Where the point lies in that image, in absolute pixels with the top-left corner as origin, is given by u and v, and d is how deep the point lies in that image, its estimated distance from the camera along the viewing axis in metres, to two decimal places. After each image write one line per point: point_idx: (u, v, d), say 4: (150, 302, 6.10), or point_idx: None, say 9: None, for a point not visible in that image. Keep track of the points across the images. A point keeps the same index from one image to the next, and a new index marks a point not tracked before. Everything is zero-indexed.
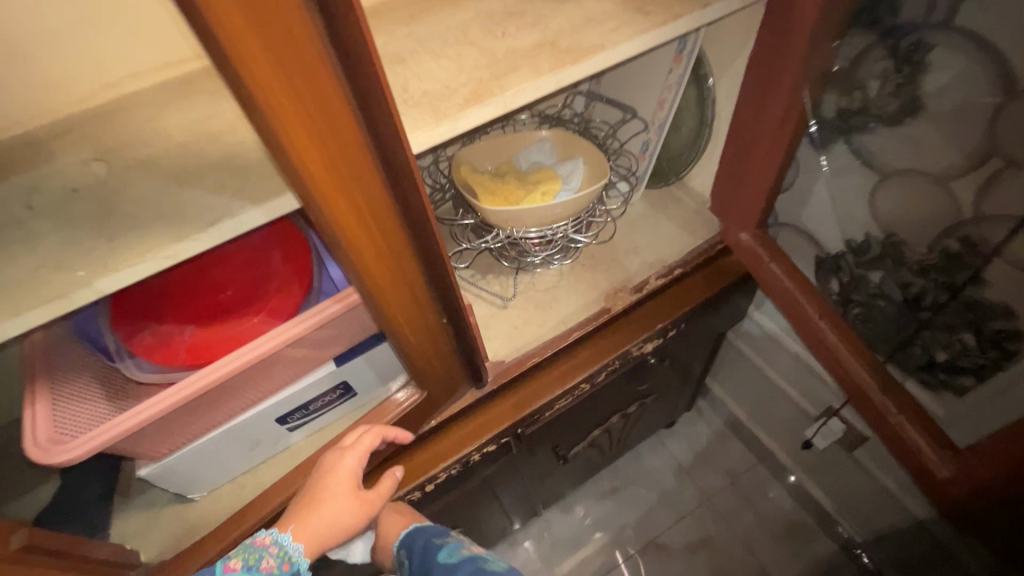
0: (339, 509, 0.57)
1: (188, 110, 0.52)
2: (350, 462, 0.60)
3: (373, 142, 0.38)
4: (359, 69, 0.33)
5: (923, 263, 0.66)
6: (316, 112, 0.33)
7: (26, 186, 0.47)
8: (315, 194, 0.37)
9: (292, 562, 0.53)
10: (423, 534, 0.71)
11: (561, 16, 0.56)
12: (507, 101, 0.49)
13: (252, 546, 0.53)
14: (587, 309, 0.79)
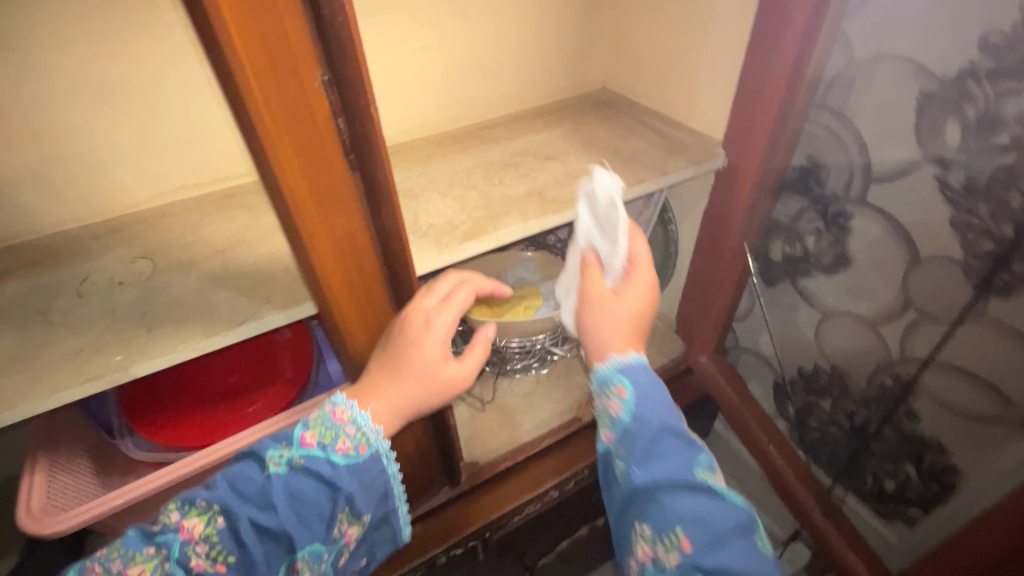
0: (423, 383, 0.52)
1: (229, 221, 0.62)
2: (444, 326, 0.52)
3: (386, 267, 0.46)
4: (383, 218, 0.42)
5: (865, 394, 0.74)
6: (347, 242, 0.42)
7: (80, 275, 0.55)
8: (333, 307, 0.46)
9: (370, 443, 0.50)
10: (639, 377, 0.50)
11: (549, 171, 0.69)
12: (500, 237, 0.59)
13: (329, 421, 0.50)
14: (560, 417, 0.85)
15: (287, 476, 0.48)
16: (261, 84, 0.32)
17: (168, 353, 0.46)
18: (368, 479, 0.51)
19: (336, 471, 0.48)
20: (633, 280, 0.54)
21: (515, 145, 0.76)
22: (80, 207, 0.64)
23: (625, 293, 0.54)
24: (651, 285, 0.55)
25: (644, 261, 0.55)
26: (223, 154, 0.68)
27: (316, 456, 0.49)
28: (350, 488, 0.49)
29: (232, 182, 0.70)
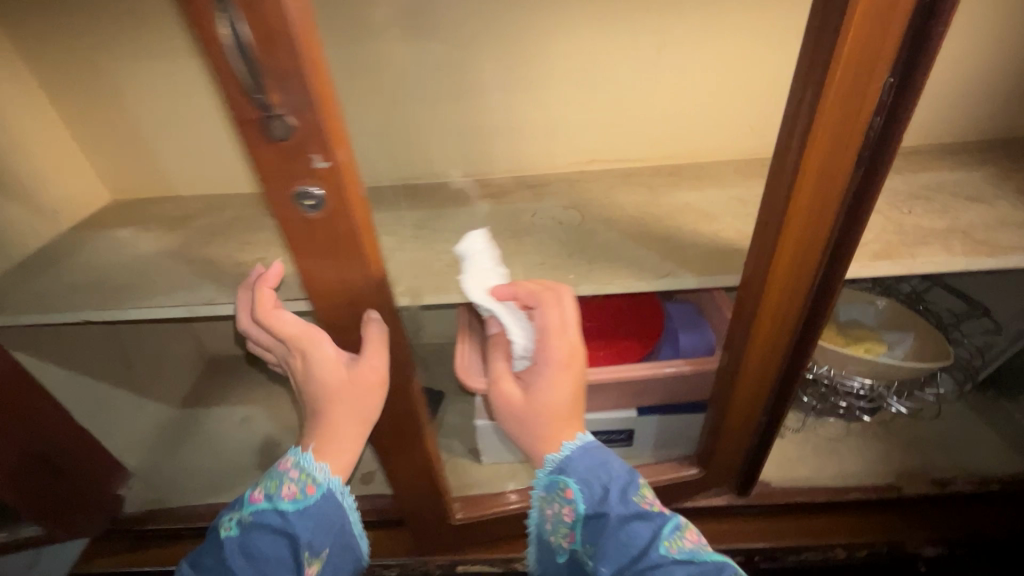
0: (335, 404, 0.47)
1: (634, 194, 0.73)
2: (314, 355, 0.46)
3: (825, 262, 0.51)
4: (856, 205, 0.47)
5: None
6: (812, 220, 0.47)
7: (529, 210, 0.72)
8: (764, 286, 0.52)
9: (316, 483, 0.48)
10: (573, 470, 0.48)
11: (974, 212, 0.62)
12: (916, 265, 0.55)
13: (275, 472, 0.49)
14: (873, 477, 0.76)
15: (241, 536, 0.45)
16: (851, 66, 0.37)
17: (606, 282, 0.58)
18: (327, 521, 0.48)
19: (286, 519, 0.46)
20: (538, 368, 0.48)
21: (923, 178, 0.69)
22: (519, 163, 0.81)
23: (533, 387, 0.49)
24: (565, 366, 0.48)
25: (557, 333, 0.48)
26: (628, 140, 0.79)
27: (264, 508, 0.46)
28: (307, 536, 0.46)
29: (629, 165, 0.81)
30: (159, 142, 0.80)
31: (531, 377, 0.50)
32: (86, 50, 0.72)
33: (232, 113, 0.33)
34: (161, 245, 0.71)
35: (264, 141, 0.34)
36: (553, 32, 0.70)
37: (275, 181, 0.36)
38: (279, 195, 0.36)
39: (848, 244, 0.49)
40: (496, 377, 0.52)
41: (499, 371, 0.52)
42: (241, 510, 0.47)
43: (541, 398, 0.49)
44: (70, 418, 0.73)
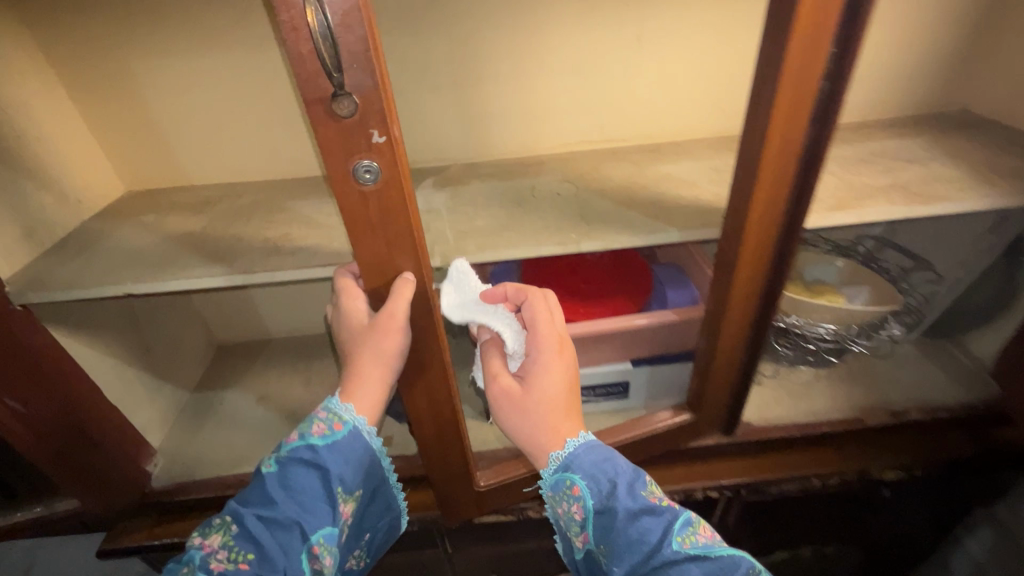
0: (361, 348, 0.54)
1: (621, 168, 0.81)
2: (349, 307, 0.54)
3: (791, 207, 0.59)
4: (813, 156, 0.55)
5: None
6: (778, 178, 0.56)
7: (529, 185, 0.80)
8: (740, 230, 0.60)
9: (343, 421, 0.55)
10: (582, 471, 0.54)
11: (911, 171, 0.72)
12: (865, 214, 0.65)
13: (307, 416, 0.56)
14: (840, 412, 0.85)
15: (279, 471, 0.53)
16: (805, 38, 0.46)
17: (604, 239, 0.65)
18: (353, 453, 0.55)
19: (317, 453, 0.53)
20: (533, 352, 0.57)
21: (868, 147, 0.80)
22: (514, 147, 0.88)
23: (529, 372, 0.57)
24: (557, 351, 0.57)
25: (546, 321, 0.59)
26: (613, 121, 0.87)
27: (296, 445, 0.54)
28: (337, 466, 0.54)
29: (614, 146, 0.90)
30: (174, 134, 0.84)
31: (525, 369, 0.58)
32: (107, 47, 0.76)
33: (303, 94, 0.37)
34: (186, 227, 0.76)
35: (330, 117, 0.38)
36: (543, 23, 0.78)
37: (336, 156, 0.40)
38: (340, 170, 0.40)
39: (810, 189, 0.57)
40: (496, 374, 0.60)
41: (497, 367, 0.60)
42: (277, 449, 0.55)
43: (537, 384, 0.56)
44: (101, 396, 0.77)
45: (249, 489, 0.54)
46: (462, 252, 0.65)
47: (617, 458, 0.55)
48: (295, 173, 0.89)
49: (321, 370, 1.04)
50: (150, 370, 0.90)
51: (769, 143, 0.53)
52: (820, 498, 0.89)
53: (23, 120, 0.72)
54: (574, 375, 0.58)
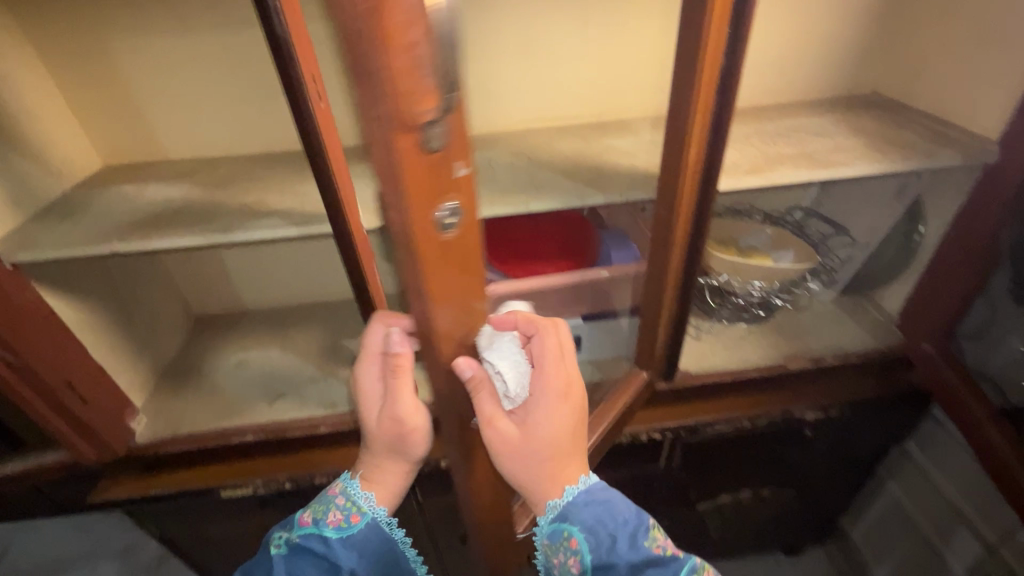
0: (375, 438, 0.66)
1: (570, 142, 0.90)
2: (369, 378, 0.64)
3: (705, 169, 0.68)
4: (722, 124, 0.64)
5: None
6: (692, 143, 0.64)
7: (487, 156, 0.87)
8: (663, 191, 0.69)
9: (359, 513, 0.68)
10: (581, 527, 0.58)
11: (818, 143, 0.83)
12: (775, 177, 0.75)
13: (326, 497, 0.70)
14: (767, 360, 0.96)
15: (290, 555, 0.65)
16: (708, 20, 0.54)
17: (550, 199, 0.74)
18: (365, 545, 0.67)
19: (330, 544, 0.65)
20: (544, 398, 0.56)
21: (786, 123, 0.90)
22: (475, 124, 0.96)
23: (535, 418, 0.56)
24: (563, 397, 0.56)
25: (552, 362, 0.56)
26: (564, 101, 0.96)
27: (311, 531, 0.66)
28: (348, 559, 0.65)
29: (566, 122, 0.98)
30: (153, 110, 0.89)
31: (525, 411, 0.57)
32: (86, 25, 0.81)
33: (393, 123, 0.30)
34: (166, 196, 0.81)
35: (416, 152, 0.33)
36: (497, 8, 0.85)
37: (412, 202, 0.34)
38: (416, 219, 0.35)
39: (717, 154, 0.66)
40: (491, 419, 0.54)
41: (493, 411, 0.54)
42: (293, 532, 0.67)
43: (538, 429, 0.56)
44: (88, 355, 0.82)
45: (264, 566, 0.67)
46: None
47: (616, 510, 0.60)
48: (268, 148, 0.95)
49: (296, 338, 1.11)
50: (132, 336, 0.95)
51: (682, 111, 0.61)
52: (752, 440, 0.99)
53: (8, 93, 0.76)
54: (574, 422, 0.58)
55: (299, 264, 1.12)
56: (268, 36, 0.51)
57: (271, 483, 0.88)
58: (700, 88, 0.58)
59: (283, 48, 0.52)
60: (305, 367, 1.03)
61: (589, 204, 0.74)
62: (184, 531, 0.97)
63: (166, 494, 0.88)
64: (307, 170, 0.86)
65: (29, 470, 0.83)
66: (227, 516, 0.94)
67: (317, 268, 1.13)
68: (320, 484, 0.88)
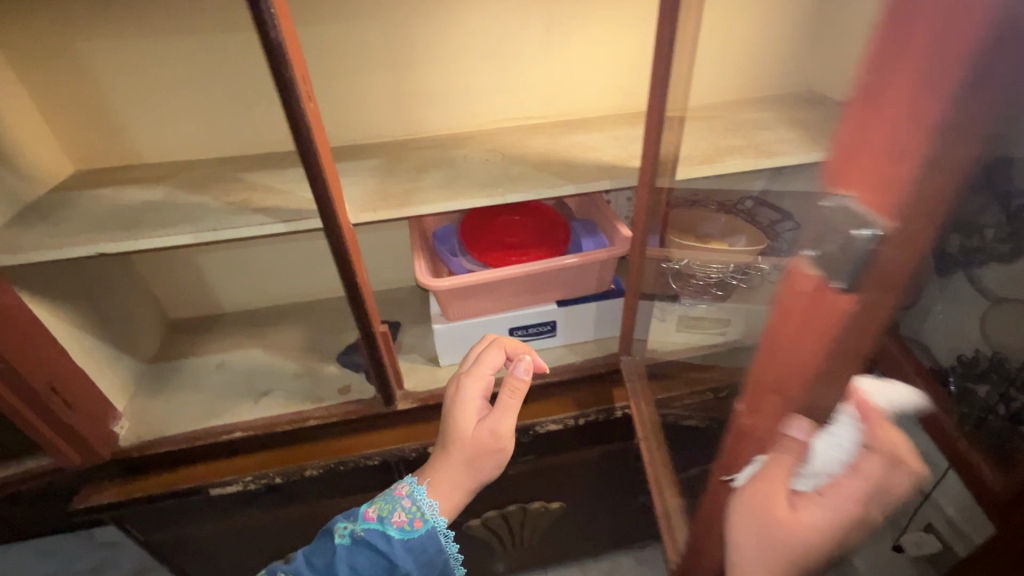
0: (461, 446, 0.75)
1: (540, 138, 0.96)
2: (472, 391, 0.78)
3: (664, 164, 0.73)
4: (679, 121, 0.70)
5: (985, 384, 0.72)
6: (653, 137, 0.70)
7: (463, 153, 0.92)
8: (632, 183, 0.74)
9: (422, 518, 0.72)
10: None
11: (764, 135, 0.91)
12: (726, 167, 0.83)
13: (394, 496, 0.75)
14: None
15: (352, 544, 0.71)
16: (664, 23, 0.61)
17: (526, 189, 0.79)
18: (422, 551, 0.71)
19: (390, 543, 0.70)
20: (823, 508, 0.45)
21: (735, 118, 0.98)
22: (448, 124, 1.01)
23: (802, 522, 0.46)
24: (845, 525, 0.44)
25: (869, 481, 0.42)
26: (532, 101, 1.02)
27: (374, 527, 0.72)
28: (401, 559, 0.70)
29: (534, 121, 1.04)
30: (125, 113, 0.90)
31: (805, 503, 0.46)
32: (57, 29, 0.81)
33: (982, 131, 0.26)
34: (146, 197, 0.82)
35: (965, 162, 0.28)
36: (466, 14, 0.91)
37: (929, 212, 0.29)
38: (919, 238, 0.30)
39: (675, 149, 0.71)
40: (767, 485, 0.48)
41: (771, 481, 0.47)
42: (357, 524, 0.73)
43: (801, 532, 0.46)
44: (68, 360, 0.81)
45: (326, 554, 0.72)
46: (407, 205, 0.76)
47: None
48: (245, 149, 0.96)
49: (275, 338, 1.11)
50: (110, 341, 0.95)
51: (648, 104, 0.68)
52: None
53: None
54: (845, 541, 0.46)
55: (276, 264, 1.13)
56: (264, 41, 0.54)
57: (262, 478, 0.88)
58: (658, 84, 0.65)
59: (277, 52, 0.55)
60: (288, 364, 1.05)
61: (561, 194, 0.79)
62: (170, 536, 0.96)
63: (151, 497, 0.86)
64: (287, 170, 0.89)
65: (18, 476, 0.83)
66: (216, 517, 0.94)
67: (293, 268, 1.15)
68: (311, 476, 0.89)
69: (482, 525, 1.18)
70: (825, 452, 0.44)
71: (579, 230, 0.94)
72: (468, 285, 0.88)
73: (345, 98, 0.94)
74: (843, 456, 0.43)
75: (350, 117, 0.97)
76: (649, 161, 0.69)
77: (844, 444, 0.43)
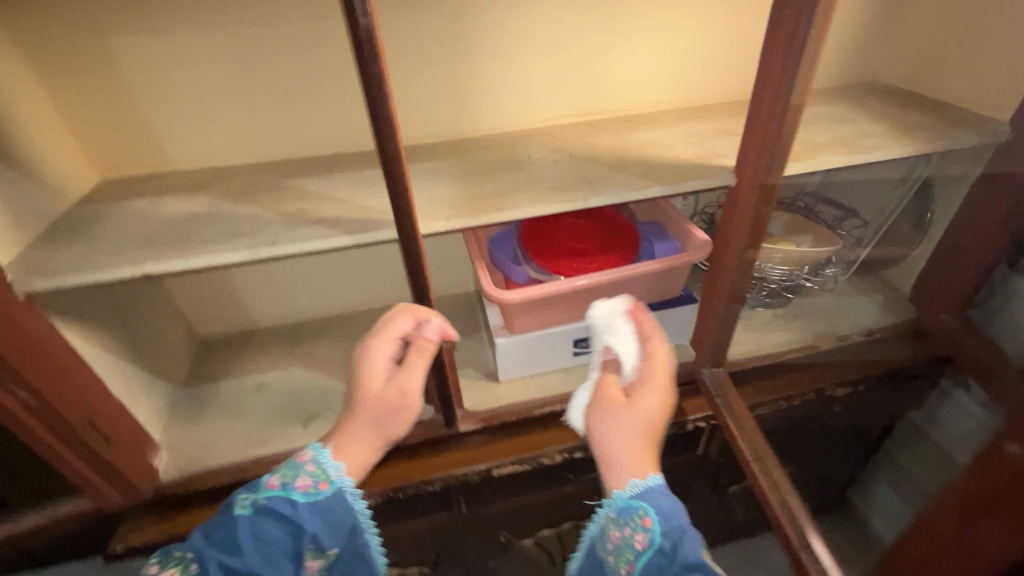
0: (365, 407, 0.70)
1: (607, 136, 0.89)
2: (378, 351, 0.71)
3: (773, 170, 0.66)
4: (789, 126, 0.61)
5: None
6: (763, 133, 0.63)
7: (526, 154, 0.85)
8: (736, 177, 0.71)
9: (330, 479, 0.65)
10: None
11: (847, 129, 0.86)
12: (817, 163, 0.77)
13: (293, 464, 0.66)
14: (798, 341, 1.00)
15: (252, 516, 0.60)
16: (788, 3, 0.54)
17: (608, 192, 0.73)
18: (332, 514, 0.64)
19: (297, 507, 0.62)
20: (644, 382, 0.67)
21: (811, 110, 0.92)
22: (503, 121, 0.94)
23: (637, 400, 0.66)
24: (663, 388, 0.66)
25: (662, 353, 0.69)
26: (592, 96, 0.95)
27: (278, 494, 0.62)
28: (312, 525, 0.62)
29: (592, 117, 0.98)
30: (158, 118, 0.82)
31: (631, 389, 0.68)
32: (84, 25, 0.73)
33: None
34: (186, 209, 0.74)
35: None
36: (528, 3, 0.84)
37: None
38: None
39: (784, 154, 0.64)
40: (601, 391, 0.70)
41: (606, 387, 0.71)
42: (258, 493, 0.62)
43: (638, 403, 0.65)
44: (105, 392, 0.74)
45: (217, 531, 0.59)
46: (482, 213, 0.70)
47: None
48: (287, 155, 0.89)
49: (316, 355, 1.04)
50: (144, 366, 0.87)
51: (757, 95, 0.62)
52: (792, 422, 0.97)
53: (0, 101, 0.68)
54: (662, 412, 0.65)
55: (314, 276, 1.06)
56: (352, 31, 0.47)
57: None
58: (774, 76, 0.58)
59: (366, 42, 0.48)
60: (333, 382, 0.98)
61: (648, 197, 0.72)
62: None
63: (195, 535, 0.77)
64: (338, 176, 0.81)
65: (47, 522, 0.76)
66: None
67: (332, 279, 1.07)
68: (369, 506, 0.83)
69: (537, 545, 1.10)
70: (630, 349, 0.71)
71: (650, 234, 0.88)
72: (537, 298, 0.81)
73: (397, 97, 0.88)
74: (633, 346, 0.71)
75: (400, 116, 0.90)
76: (764, 155, 0.64)
77: (628, 338, 0.72)
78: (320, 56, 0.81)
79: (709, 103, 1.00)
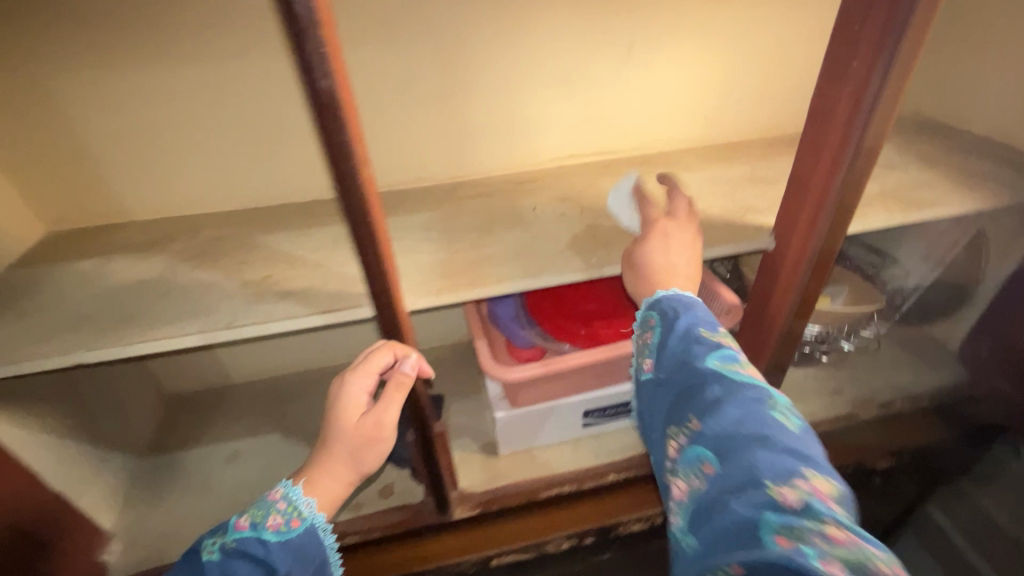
0: (340, 439, 0.57)
1: (619, 182, 0.79)
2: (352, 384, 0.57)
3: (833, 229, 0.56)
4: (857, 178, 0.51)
5: None
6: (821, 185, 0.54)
7: (529, 205, 0.75)
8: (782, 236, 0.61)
9: (302, 517, 0.54)
10: None
11: (895, 177, 0.75)
12: (868, 223, 0.66)
13: (263, 502, 0.54)
14: (835, 410, 0.90)
15: (219, 563, 0.50)
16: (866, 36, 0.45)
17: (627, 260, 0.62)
18: (305, 554, 0.53)
19: (268, 549, 0.51)
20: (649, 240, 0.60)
21: None
22: (503, 162, 0.84)
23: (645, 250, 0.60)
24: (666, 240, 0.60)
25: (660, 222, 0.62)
26: (602, 133, 0.85)
27: (247, 536, 0.51)
28: (285, 566, 0.51)
29: (603, 156, 0.87)
30: (111, 163, 0.72)
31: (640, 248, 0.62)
32: (17, 64, 0.63)
33: None
34: (137, 274, 0.64)
35: None
36: (530, 33, 0.73)
37: None
38: None
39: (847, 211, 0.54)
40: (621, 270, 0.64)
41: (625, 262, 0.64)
42: (225, 537, 0.51)
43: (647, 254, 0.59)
44: (40, 488, 0.64)
45: None
46: (476, 286, 0.59)
47: (771, 397, 0.43)
48: (259, 202, 0.79)
49: (295, 417, 0.94)
50: (93, 441, 0.76)
51: (811, 137, 0.53)
52: None
53: None
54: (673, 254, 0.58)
55: None
56: (310, 94, 0.37)
57: None
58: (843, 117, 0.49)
59: (326, 108, 0.38)
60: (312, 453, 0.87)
61: None
62: None
63: None
64: (314, 231, 0.71)
65: None
66: None
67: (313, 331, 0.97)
68: None
69: None
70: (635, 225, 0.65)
71: None
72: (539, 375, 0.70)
73: (383, 137, 0.78)
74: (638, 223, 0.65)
75: (386, 158, 0.80)
76: (822, 212, 0.55)
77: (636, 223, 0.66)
78: (294, 95, 0.71)
79: (733, 140, 0.89)
